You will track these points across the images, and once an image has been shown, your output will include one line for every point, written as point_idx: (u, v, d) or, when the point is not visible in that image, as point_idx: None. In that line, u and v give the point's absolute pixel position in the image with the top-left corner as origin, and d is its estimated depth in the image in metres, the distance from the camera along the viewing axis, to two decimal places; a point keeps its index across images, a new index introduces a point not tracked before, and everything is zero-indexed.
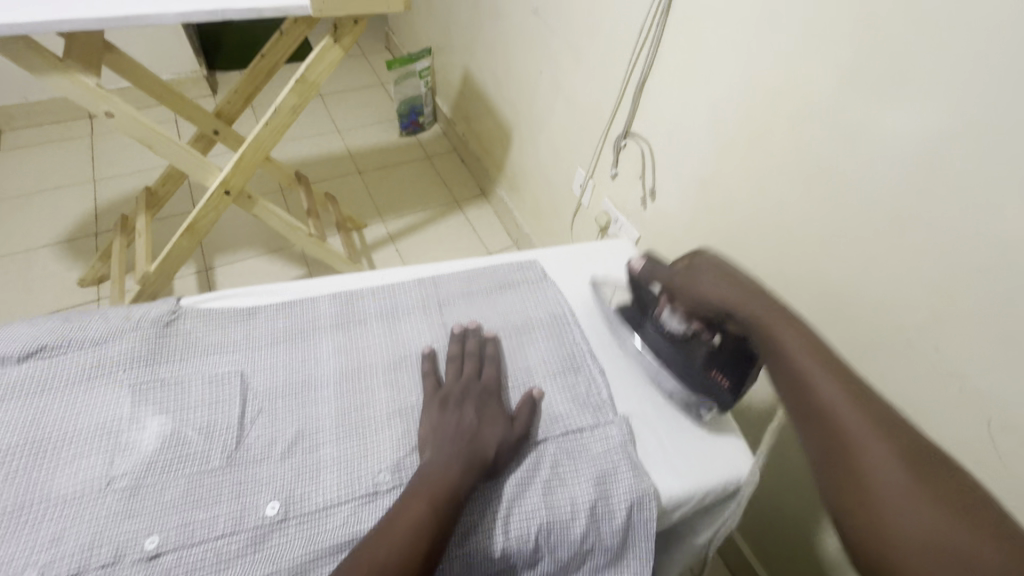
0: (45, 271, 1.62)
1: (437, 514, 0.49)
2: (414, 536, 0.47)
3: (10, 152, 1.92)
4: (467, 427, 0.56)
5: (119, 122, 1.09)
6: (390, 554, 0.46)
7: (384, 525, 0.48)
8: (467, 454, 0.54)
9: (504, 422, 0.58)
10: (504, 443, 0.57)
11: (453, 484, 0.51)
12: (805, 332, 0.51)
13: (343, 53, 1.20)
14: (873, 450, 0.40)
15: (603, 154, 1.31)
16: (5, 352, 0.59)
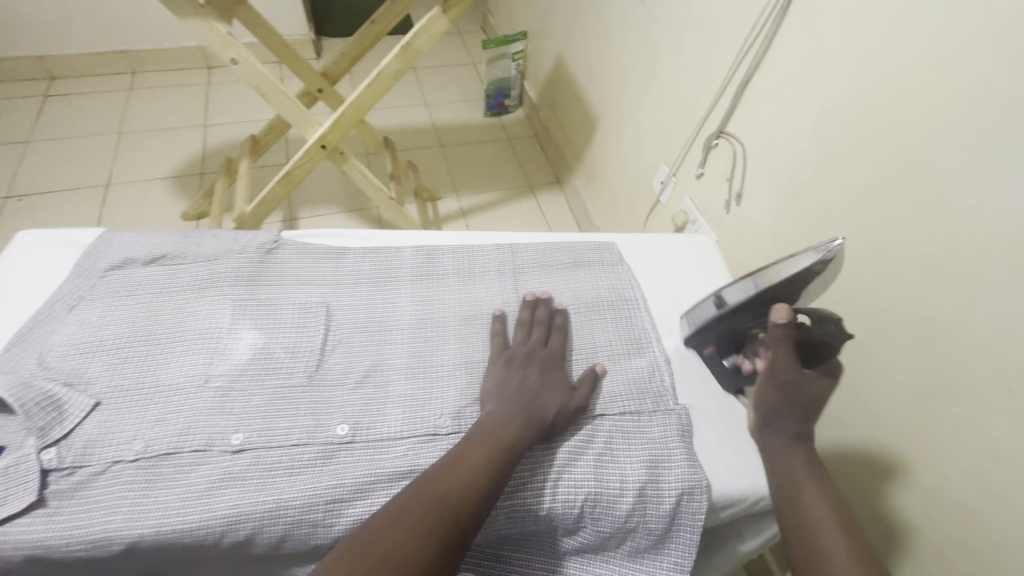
0: (155, 201, 1.80)
1: (496, 461, 0.51)
2: (474, 479, 0.49)
3: (138, 92, 2.14)
4: (530, 387, 0.58)
5: (241, 70, 1.19)
6: (452, 492, 0.48)
7: (447, 462, 0.51)
8: (528, 413, 0.56)
9: (565, 390, 0.60)
10: (564, 409, 0.58)
11: (513, 438, 0.53)
12: (822, 483, 0.54)
13: (449, 24, 1.24)
14: None
15: (691, 153, 1.29)
16: (133, 255, 0.67)
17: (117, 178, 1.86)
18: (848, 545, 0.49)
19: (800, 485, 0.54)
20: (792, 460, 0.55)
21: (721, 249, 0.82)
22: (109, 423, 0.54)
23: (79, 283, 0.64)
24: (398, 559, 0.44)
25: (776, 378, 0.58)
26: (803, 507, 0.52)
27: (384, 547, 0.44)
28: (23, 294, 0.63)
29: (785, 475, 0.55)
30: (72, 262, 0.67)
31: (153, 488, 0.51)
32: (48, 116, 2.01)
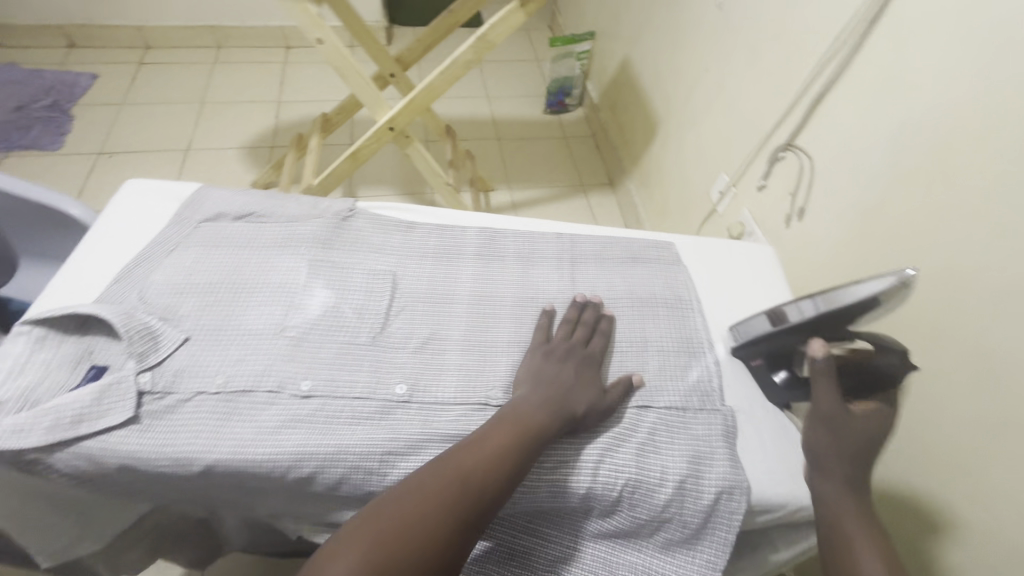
0: (229, 168, 1.95)
1: (520, 444, 0.53)
2: (496, 460, 0.52)
3: (221, 66, 2.30)
4: (564, 381, 0.60)
5: (325, 50, 1.26)
6: (474, 470, 0.51)
7: (474, 439, 0.53)
8: (558, 407, 0.57)
9: (598, 390, 0.60)
10: (593, 406, 0.59)
11: (540, 426, 0.55)
12: (874, 533, 0.53)
13: (524, 17, 1.26)
14: None
15: (755, 163, 1.27)
16: (224, 211, 0.72)
17: (197, 144, 2.01)
18: None
19: (847, 527, 0.53)
20: (838, 505, 0.55)
21: (781, 260, 0.81)
22: (195, 357, 0.59)
23: (177, 230, 0.70)
24: (418, 528, 0.47)
25: (821, 413, 0.58)
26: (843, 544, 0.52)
27: (409, 514, 0.47)
28: (129, 234, 0.70)
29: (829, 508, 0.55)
30: (172, 210, 0.73)
31: (229, 420, 0.56)
32: (141, 83, 2.19)
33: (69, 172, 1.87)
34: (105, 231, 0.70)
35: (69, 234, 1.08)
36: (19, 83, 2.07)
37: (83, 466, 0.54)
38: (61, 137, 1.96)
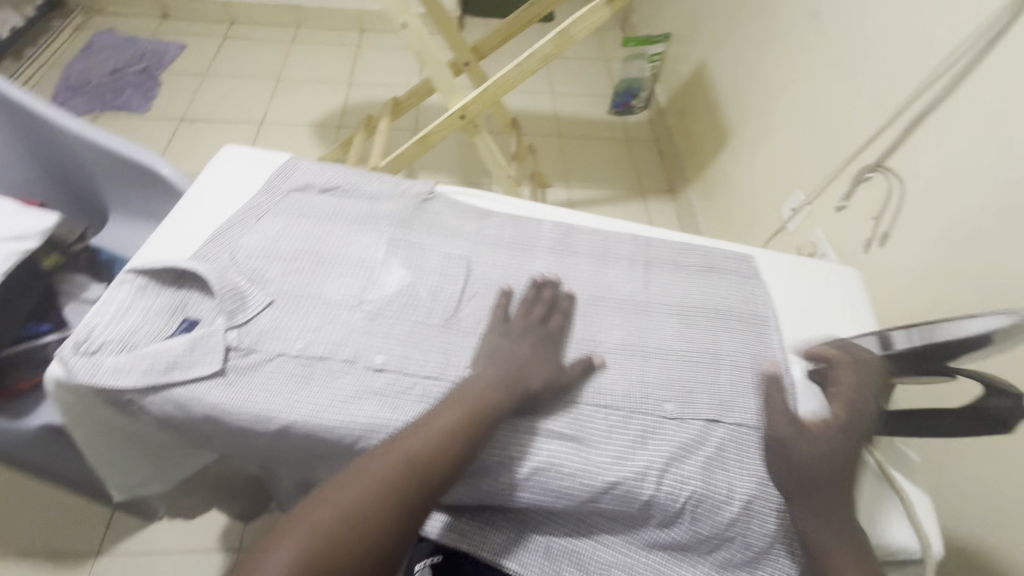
0: (299, 144, 2.02)
1: (468, 423, 0.54)
2: (443, 443, 0.53)
3: (298, 44, 2.39)
4: (521, 360, 0.60)
5: (408, 34, 1.30)
6: (418, 454, 0.52)
7: (421, 423, 0.54)
8: (511, 386, 0.57)
9: (553, 369, 0.60)
10: (548, 386, 0.59)
11: (491, 407, 0.56)
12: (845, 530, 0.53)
13: (609, 14, 1.24)
14: None
15: (836, 182, 1.21)
16: (311, 183, 0.75)
17: (271, 118, 2.09)
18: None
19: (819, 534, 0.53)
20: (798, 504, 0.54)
21: (866, 285, 0.77)
22: (278, 320, 0.62)
23: (266, 196, 0.73)
24: (363, 516, 0.48)
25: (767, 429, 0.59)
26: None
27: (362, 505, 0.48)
28: (225, 197, 0.73)
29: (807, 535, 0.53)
30: (264, 177, 0.76)
31: (307, 384, 0.57)
32: (224, 55, 2.29)
33: (154, 134, 1.99)
34: (202, 192, 0.74)
35: (157, 192, 1.15)
36: (117, 47, 2.21)
37: (171, 411, 0.57)
38: (149, 101, 2.08)
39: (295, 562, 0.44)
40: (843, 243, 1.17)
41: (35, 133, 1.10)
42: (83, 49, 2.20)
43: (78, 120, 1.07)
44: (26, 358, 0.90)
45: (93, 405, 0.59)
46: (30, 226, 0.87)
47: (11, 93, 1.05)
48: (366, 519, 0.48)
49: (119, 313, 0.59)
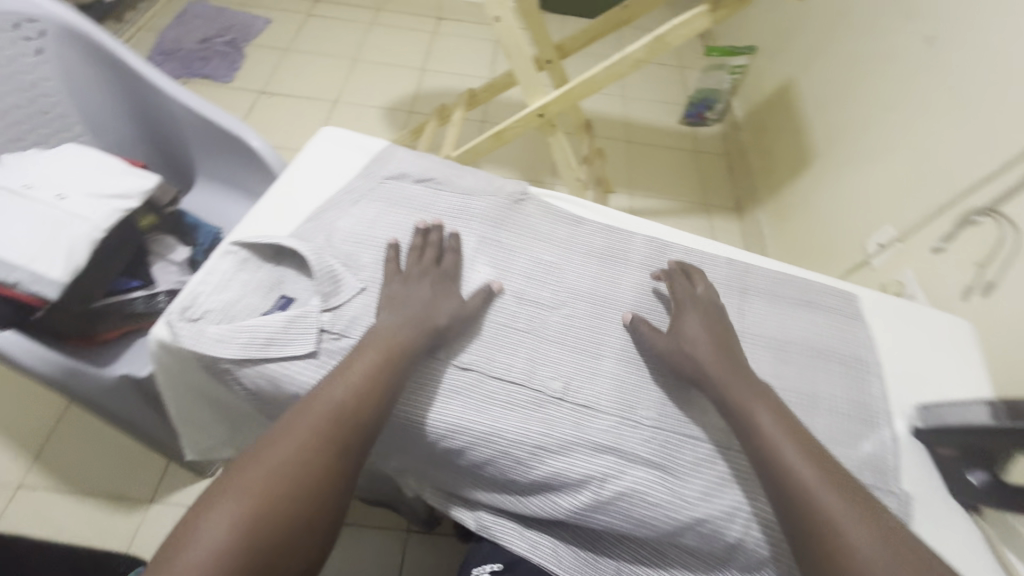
0: (370, 126, 2.06)
1: (385, 367, 0.54)
2: (366, 387, 0.53)
3: (377, 27, 2.42)
4: (425, 304, 0.60)
5: (499, 28, 1.29)
6: (346, 399, 0.52)
7: (340, 371, 0.54)
8: (418, 323, 0.58)
9: (457, 305, 0.61)
10: (456, 323, 0.60)
11: (407, 353, 0.56)
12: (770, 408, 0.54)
13: (710, 23, 1.19)
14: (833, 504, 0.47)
15: (935, 221, 1.13)
16: (406, 172, 0.75)
17: (344, 98, 2.13)
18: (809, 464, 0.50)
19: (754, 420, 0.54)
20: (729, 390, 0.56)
21: (980, 340, 0.71)
22: (369, 307, 0.62)
23: (362, 182, 0.73)
24: (296, 472, 0.48)
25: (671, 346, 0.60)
26: (773, 443, 0.52)
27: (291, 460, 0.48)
28: (322, 178, 0.74)
29: (736, 407, 0.55)
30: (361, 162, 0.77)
31: None
32: (306, 32, 2.35)
33: (234, 105, 2.05)
34: (300, 171, 0.75)
35: (243, 161, 1.18)
36: (207, 17, 2.29)
37: (263, 386, 0.58)
38: (233, 72, 2.15)
39: (234, 520, 0.44)
40: (936, 287, 1.10)
41: (135, 94, 1.13)
42: (176, 16, 2.29)
43: (177, 85, 1.10)
44: (117, 311, 0.94)
45: (190, 369, 0.61)
46: (132, 186, 0.92)
47: (114, 50, 1.07)
48: (308, 472, 0.48)
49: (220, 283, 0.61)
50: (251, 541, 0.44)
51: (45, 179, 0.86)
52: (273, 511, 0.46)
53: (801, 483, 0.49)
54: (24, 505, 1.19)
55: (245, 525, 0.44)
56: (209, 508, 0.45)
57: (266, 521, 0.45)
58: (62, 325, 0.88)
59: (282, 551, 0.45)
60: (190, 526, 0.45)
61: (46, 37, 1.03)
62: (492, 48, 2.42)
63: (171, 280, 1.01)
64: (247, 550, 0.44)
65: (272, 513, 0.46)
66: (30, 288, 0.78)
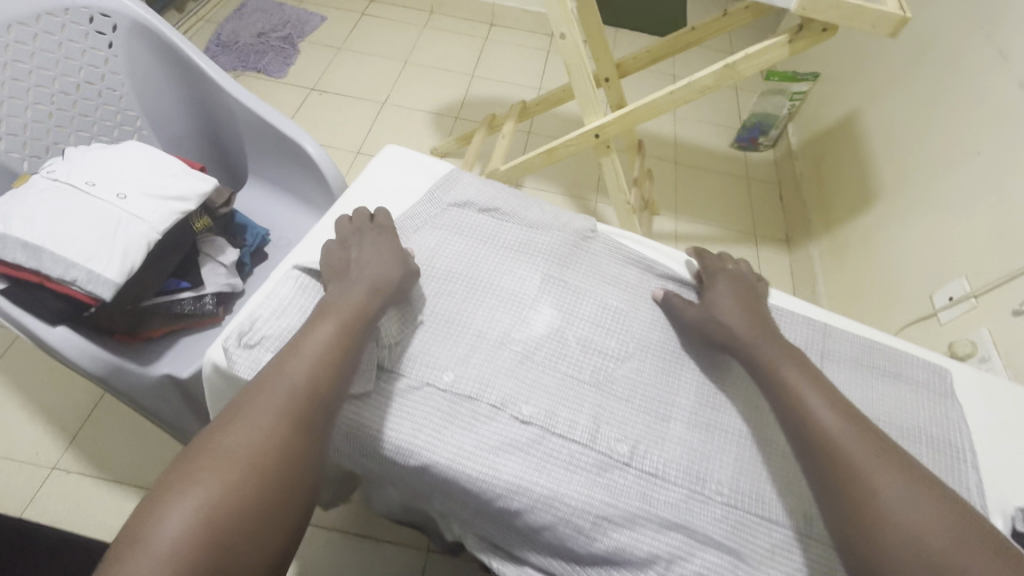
0: (416, 130, 2.05)
1: (339, 335, 0.55)
2: (321, 362, 0.53)
3: (430, 30, 2.41)
4: (366, 264, 0.61)
5: (563, 45, 1.25)
6: (307, 379, 0.52)
7: (293, 347, 0.54)
8: (372, 284, 0.60)
9: (399, 257, 0.63)
10: (400, 284, 0.62)
11: (360, 323, 0.57)
12: (801, 368, 0.57)
13: (787, 55, 1.13)
14: (862, 458, 0.49)
15: (1016, 281, 1.06)
16: (471, 199, 0.72)
17: (393, 100, 2.13)
18: (838, 418, 0.52)
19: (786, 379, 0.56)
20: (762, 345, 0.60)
21: None
22: (428, 345, 0.60)
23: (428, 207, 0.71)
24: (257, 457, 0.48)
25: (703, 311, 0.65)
26: (803, 405, 0.54)
27: (255, 446, 0.49)
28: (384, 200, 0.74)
29: (764, 363, 0.58)
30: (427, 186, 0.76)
31: (451, 423, 0.55)
32: (360, 32, 2.35)
33: (285, 100, 2.07)
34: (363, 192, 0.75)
35: (295, 164, 1.18)
36: (265, 11, 2.32)
37: None
38: (286, 67, 2.17)
39: (195, 509, 0.45)
40: (1015, 353, 1.02)
41: (197, 91, 1.14)
42: (235, 9, 2.33)
43: (239, 86, 1.10)
44: (164, 311, 0.95)
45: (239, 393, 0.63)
46: (190, 188, 0.90)
47: (183, 50, 1.06)
48: (268, 455, 0.49)
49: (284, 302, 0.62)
50: (212, 532, 0.44)
51: (108, 176, 0.86)
52: (234, 502, 0.46)
53: (822, 428, 0.52)
54: (57, 488, 1.20)
55: (204, 511, 0.45)
56: (169, 498, 0.45)
57: (224, 507, 0.45)
58: (113, 322, 0.89)
59: (242, 539, 0.45)
60: (148, 517, 0.44)
61: (118, 33, 1.03)
62: (544, 57, 2.39)
63: (218, 283, 1.00)
64: (213, 541, 0.44)
65: (233, 504, 0.46)
66: (86, 287, 0.78)
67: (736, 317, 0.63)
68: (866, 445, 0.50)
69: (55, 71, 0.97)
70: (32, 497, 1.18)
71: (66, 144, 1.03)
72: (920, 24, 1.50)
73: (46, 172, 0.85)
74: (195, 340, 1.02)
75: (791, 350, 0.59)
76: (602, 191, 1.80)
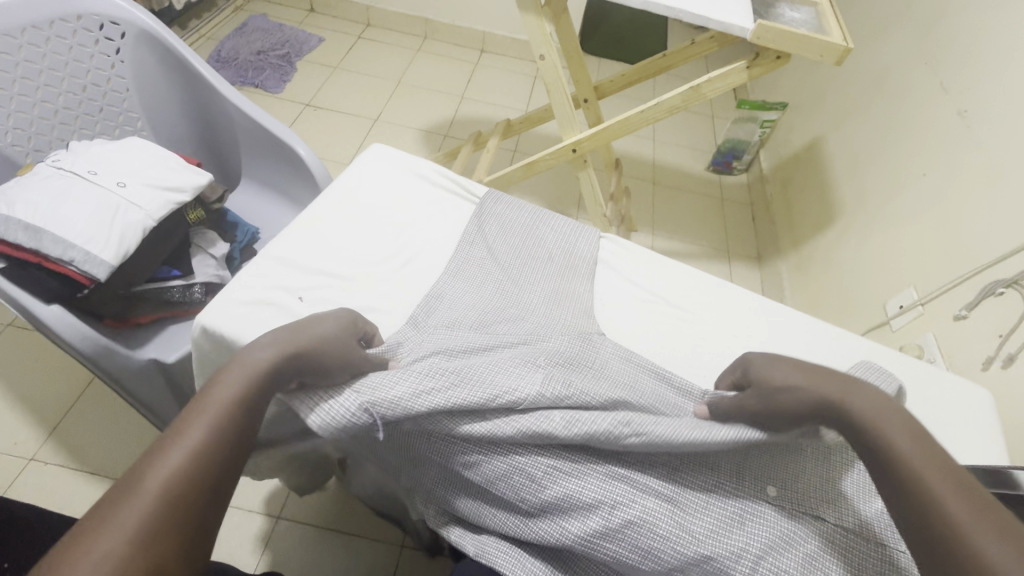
0: (407, 145, 2.14)
1: (231, 410, 0.52)
2: (206, 442, 0.49)
3: (424, 54, 2.54)
4: (299, 346, 0.59)
5: (543, 66, 1.33)
6: (185, 462, 0.47)
7: (161, 444, 0.48)
8: (281, 348, 0.58)
9: (330, 346, 0.62)
10: (321, 352, 0.60)
11: (261, 390, 0.55)
12: (919, 439, 0.53)
13: (747, 79, 1.24)
14: (989, 552, 0.43)
15: (953, 291, 1.15)
16: (472, 278, 0.84)
17: (385, 117, 2.22)
18: (967, 502, 0.47)
19: (904, 458, 0.51)
20: (848, 410, 0.57)
21: (962, 421, 0.81)
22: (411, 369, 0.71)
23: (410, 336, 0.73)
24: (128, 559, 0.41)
25: (761, 394, 0.62)
26: (916, 482, 0.49)
27: (113, 557, 0.40)
28: (374, 189, 0.92)
29: (872, 427, 0.55)
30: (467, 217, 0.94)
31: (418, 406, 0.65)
32: (355, 53, 2.46)
33: (281, 114, 2.15)
34: (362, 192, 0.91)
35: (289, 168, 1.25)
36: (265, 31, 2.43)
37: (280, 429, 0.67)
38: (283, 83, 2.26)
39: None
40: (958, 355, 1.09)
41: (197, 96, 1.21)
42: (237, 28, 2.43)
43: (237, 93, 1.17)
44: (155, 297, 1.00)
45: (222, 352, 0.74)
46: (187, 181, 0.97)
47: (187, 58, 1.14)
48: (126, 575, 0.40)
49: (268, 275, 0.78)
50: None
51: (110, 167, 0.92)
52: None
53: (946, 516, 0.46)
54: (33, 476, 1.21)
55: None
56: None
57: None
58: (103, 305, 0.94)
59: None
60: None
61: (125, 39, 1.10)
62: (530, 82, 2.52)
63: (208, 273, 1.05)
64: None
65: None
66: (82, 267, 0.83)
67: (802, 392, 0.59)
68: (998, 534, 0.44)
69: (63, 72, 1.04)
70: (8, 485, 1.19)
71: (68, 141, 1.08)
72: (876, 59, 1.62)
73: (51, 161, 0.91)
74: (182, 328, 1.06)
75: (910, 419, 0.55)
76: (583, 207, 1.88)
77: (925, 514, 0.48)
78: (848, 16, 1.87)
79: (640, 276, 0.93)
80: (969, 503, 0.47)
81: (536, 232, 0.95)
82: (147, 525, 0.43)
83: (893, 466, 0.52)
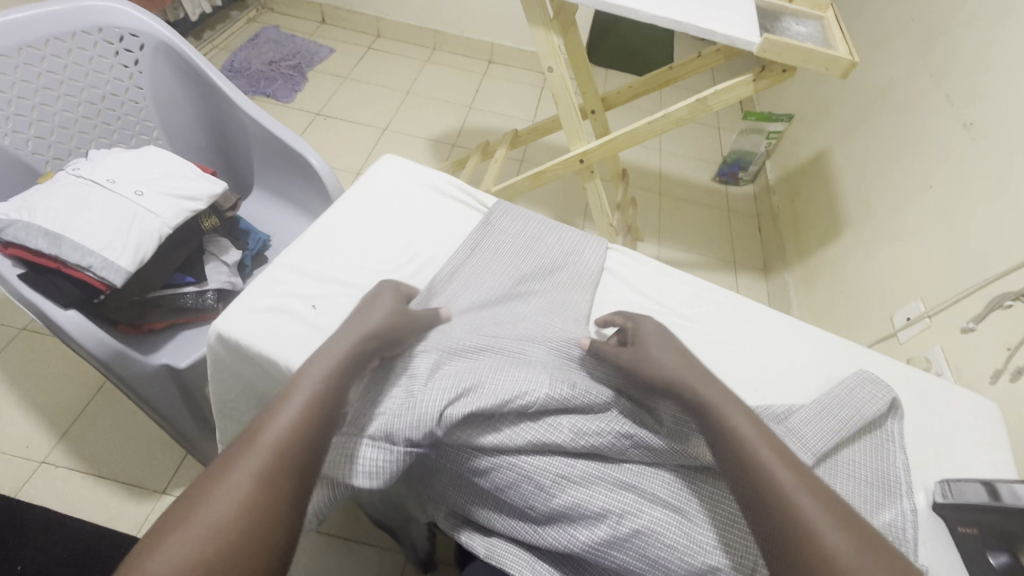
0: (415, 155, 2.16)
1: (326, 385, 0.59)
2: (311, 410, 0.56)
3: (432, 65, 2.57)
4: (371, 324, 0.69)
5: (551, 78, 1.35)
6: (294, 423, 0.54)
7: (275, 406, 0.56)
8: (357, 334, 0.67)
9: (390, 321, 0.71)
10: (391, 328, 0.70)
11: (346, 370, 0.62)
12: (750, 418, 0.60)
13: (753, 91, 1.25)
14: (803, 507, 0.51)
15: (960, 305, 1.15)
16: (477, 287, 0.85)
17: (394, 127, 2.25)
18: (786, 468, 0.54)
19: (734, 433, 0.58)
20: (706, 384, 0.65)
21: (968, 433, 0.81)
22: None
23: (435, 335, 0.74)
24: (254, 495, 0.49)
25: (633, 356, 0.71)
26: (749, 455, 0.56)
27: (241, 495, 0.49)
28: (384, 199, 0.94)
29: (712, 410, 0.61)
30: (473, 225, 0.95)
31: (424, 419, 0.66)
32: (364, 64, 2.50)
33: (291, 123, 2.18)
34: (372, 200, 0.93)
35: (300, 177, 1.27)
36: (277, 43, 2.47)
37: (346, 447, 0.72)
38: (294, 93, 2.29)
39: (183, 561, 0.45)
40: (964, 366, 1.10)
41: (212, 106, 1.23)
42: (249, 39, 2.47)
43: (251, 103, 1.19)
44: (167, 304, 1.01)
45: (236, 359, 0.76)
46: (202, 190, 0.99)
47: (203, 69, 1.16)
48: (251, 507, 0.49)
49: (282, 284, 0.79)
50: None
51: (126, 175, 0.94)
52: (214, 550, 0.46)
53: (772, 481, 0.53)
54: (44, 480, 1.22)
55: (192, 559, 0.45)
56: (155, 545, 0.45)
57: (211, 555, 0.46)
58: (117, 312, 0.95)
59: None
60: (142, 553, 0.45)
61: (144, 51, 1.13)
62: (537, 94, 2.54)
63: (221, 280, 1.07)
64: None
65: (227, 529, 0.47)
66: (99, 273, 0.85)
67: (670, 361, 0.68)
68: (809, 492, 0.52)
69: (84, 82, 1.06)
70: (18, 489, 1.20)
71: (86, 149, 1.11)
72: (882, 72, 1.63)
73: (70, 170, 0.93)
74: (194, 335, 1.08)
75: (739, 401, 0.62)
76: (589, 217, 1.89)
77: (752, 479, 0.55)
78: (854, 29, 1.88)
79: (649, 284, 0.94)
80: (785, 464, 0.55)
81: (539, 239, 0.96)
82: (253, 489, 0.49)
83: (729, 445, 0.58)
